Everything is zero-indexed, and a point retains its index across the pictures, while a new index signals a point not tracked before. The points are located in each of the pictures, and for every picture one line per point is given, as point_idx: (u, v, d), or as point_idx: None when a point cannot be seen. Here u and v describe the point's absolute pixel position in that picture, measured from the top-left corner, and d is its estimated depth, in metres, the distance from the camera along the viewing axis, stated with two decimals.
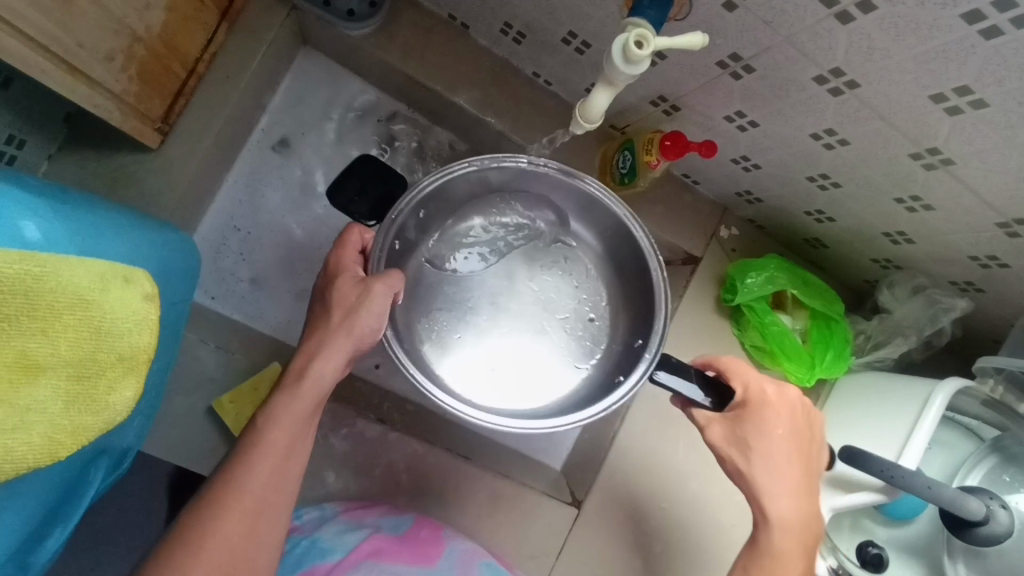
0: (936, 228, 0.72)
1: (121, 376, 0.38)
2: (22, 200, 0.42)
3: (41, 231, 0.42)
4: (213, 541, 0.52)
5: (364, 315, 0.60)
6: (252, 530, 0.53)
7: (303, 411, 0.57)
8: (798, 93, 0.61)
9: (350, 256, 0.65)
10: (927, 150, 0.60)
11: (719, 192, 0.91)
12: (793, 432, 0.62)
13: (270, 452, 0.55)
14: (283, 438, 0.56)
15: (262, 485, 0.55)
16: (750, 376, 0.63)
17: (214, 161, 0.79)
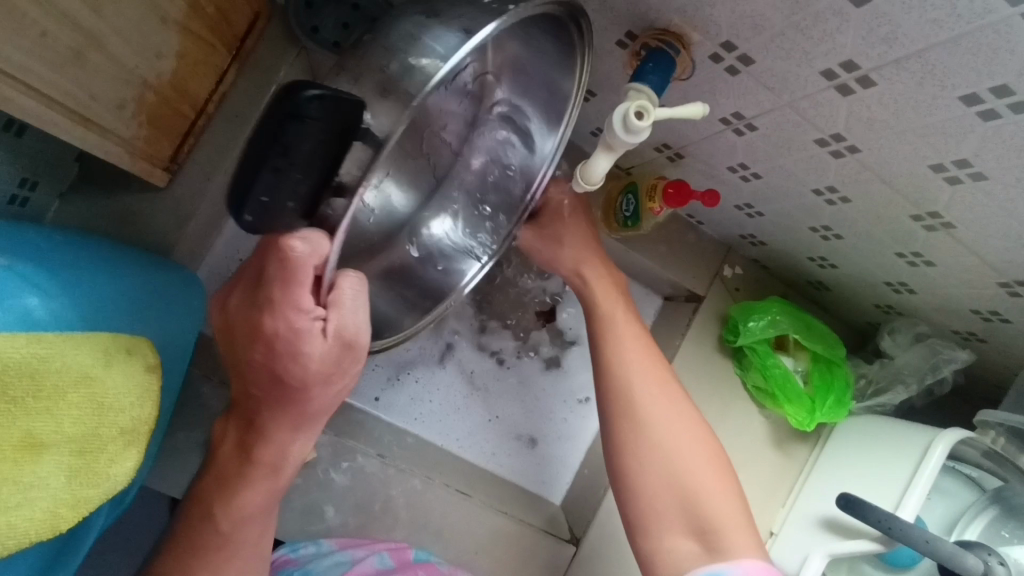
0: (938, 283, 0.72)
1: (123, 448, 0.38)
2: (32, 278, 0.47)
3: (48, 308, 0.46)
4: None
5: (340, 377, 0.53)
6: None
7: (278, 477, 0.56)
8: (800, 152, 0.61)
9: (298, 279, 0.46)
10: (928, 214, 0.60)
11: (723, 233, 0.92)
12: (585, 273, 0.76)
13: (251, 527, 0.56)
14: (259, 511, 0.56)
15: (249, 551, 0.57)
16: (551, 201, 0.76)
17: (221, 197, 0.80)
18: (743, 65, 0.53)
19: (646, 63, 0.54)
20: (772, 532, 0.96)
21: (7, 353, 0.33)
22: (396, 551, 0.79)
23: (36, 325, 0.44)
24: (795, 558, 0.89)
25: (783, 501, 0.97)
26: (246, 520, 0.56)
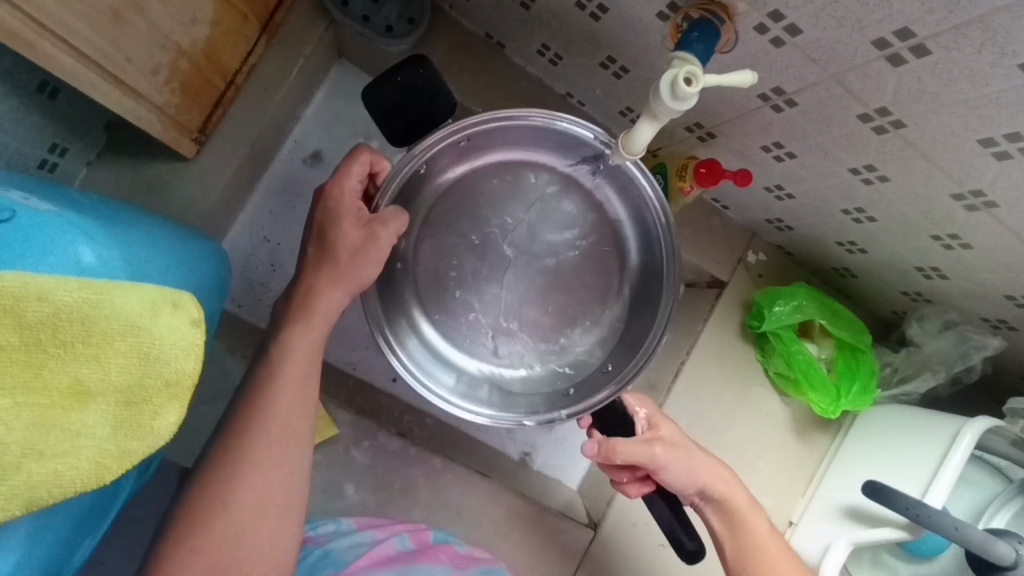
0: (973, 267, 0.71)
1: (166, 401, 0.37)
2: (78, 226, 0.45)
3: (93, 256, 0.44)
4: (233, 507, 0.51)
5: (368, 264, 0.61)
6: (271, 497, 0.53)
7: (308, 365, 0.58)
8: (840, 129, 0.60)
9: (353, 173, 0.63)
10: (970, 192, 0.59)
11: (749, 218, 0.91)
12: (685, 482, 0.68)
13: (277, 409, 0.55)
14: (289, 392, 0.56)
15: (275, 440, 0.54)
16: (635, 453, 0.66)
17: (247, 171, 0.80)
18: (788, 36, 0.53)
19: (691, 32, 0.54)
20: (793, 521, 0.95)
21: (58, 296, 0.33)
22: (417, 536, 0.77)
23: (88, 271, 0.43)
24: (817, 547, 0.88)
25: (804, 490, 0.97)
26: (269, 423, 0.54)
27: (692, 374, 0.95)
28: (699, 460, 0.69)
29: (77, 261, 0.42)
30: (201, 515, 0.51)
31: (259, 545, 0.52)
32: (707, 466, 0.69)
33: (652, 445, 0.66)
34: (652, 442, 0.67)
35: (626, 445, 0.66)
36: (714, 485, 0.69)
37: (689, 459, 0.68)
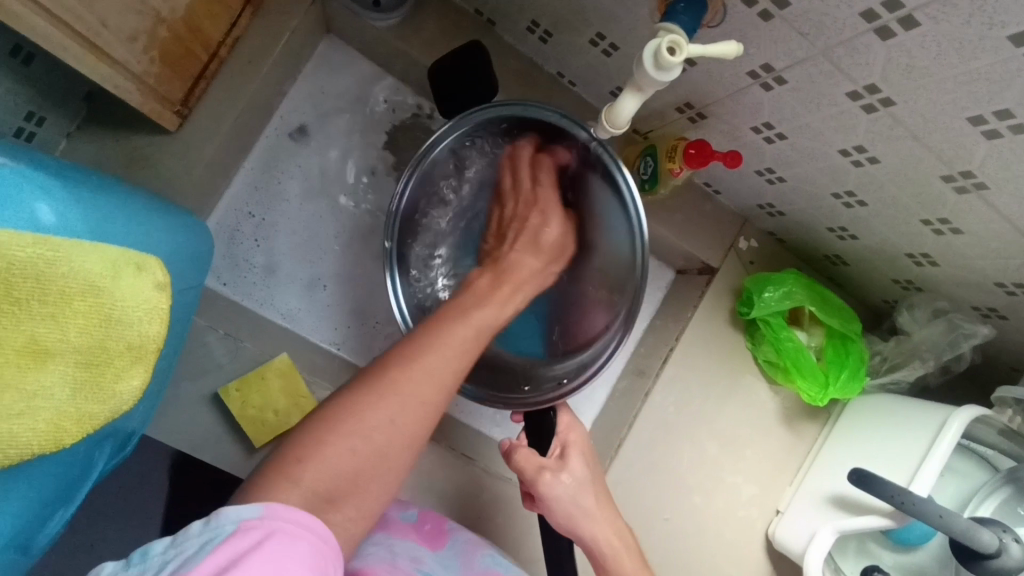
0: (963, 253, 0.70)
1: (129, 365, 0.37)
2: (41, 184, 0.46)
3: (53, 215, 0.45)
4: (358, 423, 0.49)
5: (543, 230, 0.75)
6: (395, 428, 0.50)
7: (495, 320, 0.62)
8: (830, 107, 0.60)
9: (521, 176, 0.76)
10: (960, 173, 0.58)
11: (740, 203, 0.90)
12: (566, 520, 0.65)
13: (447, 344, 0.56)
14: (456, 339, 0.56)
15: (423, 373, 0.53)
16: (525, 464, 0.65)
17: (232, 147, 0.79)
18: (776, 9, 0.52)
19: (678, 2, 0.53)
20: (779, 511, 0.96)
21: (12, 251, 0.31)
22: (424, 517, 0.74)
23: (46, 229, 0.43)
24: (801, 536, 0.88)
25: (790, 479, 0.97)
26: (437, 347, 0.55)
27: (682, 358, 0.95)
28: (586, 506, 0.65)
29: (33, 218, 0.43)
30: (327, 418, 0.49)
31: (379, 452, 0.50)
32: (589, 511, 0.65)
33: (539, 462, 0.65)
34: (543, 470, 0.65)
35: (519, 450, 0.66)
36: (589, 533, 0.64)
37: (572, 498, 0.65)
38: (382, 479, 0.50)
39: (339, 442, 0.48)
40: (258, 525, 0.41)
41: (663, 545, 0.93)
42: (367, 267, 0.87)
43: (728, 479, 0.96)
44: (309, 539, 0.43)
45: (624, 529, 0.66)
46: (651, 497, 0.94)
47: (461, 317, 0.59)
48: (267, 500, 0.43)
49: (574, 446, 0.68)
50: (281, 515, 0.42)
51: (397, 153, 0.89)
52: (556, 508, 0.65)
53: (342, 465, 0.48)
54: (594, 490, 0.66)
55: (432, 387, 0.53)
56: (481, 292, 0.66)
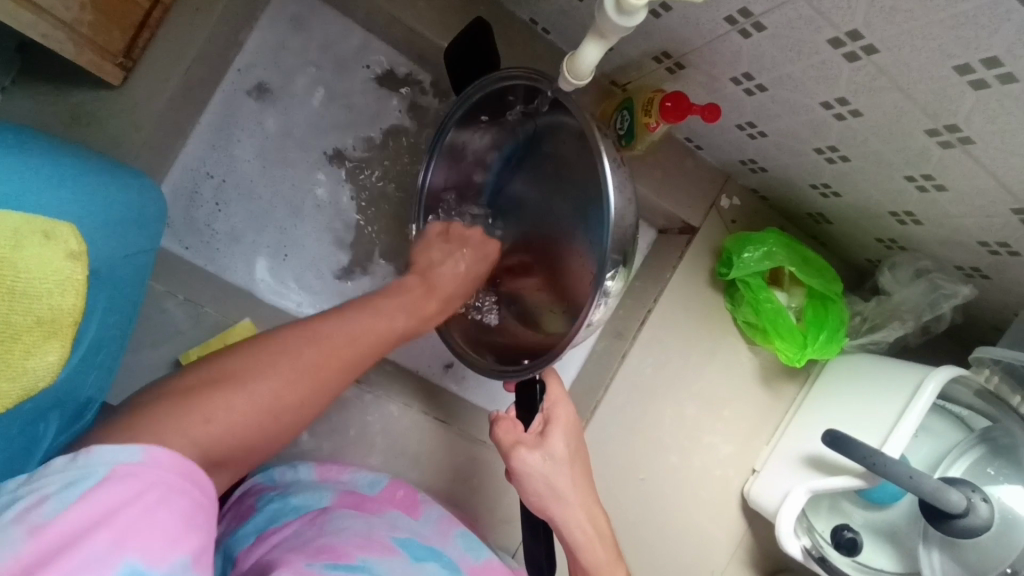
0: (947, 211, 0.68)
1: (42, 340, 0.34)
2: None
3: None
4: (206, 411, 0.45)
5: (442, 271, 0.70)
6: (256, 419, 0.48)
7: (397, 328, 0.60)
8: (811, 56, 0.56)
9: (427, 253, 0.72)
10: (945, 127, 0.55)
11: (722, 158, 0.86)
12: (539, 500, 0.64)
13: (308, 355, 0.51)
14: (322, 352, 0.52)
15: (286, 375, 0.49)
16: (505, 436, 0.65)
17: (184, 102, 0.74)
18: None
19: None
20: (755, 470, 0.96)
21: None
22: (394, 492, 0.74)
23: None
24: (775, 494, 0.89)
25: (767, 439, 0.97)
26: (308, 346, 0.52)
27: (660, 319, 0.93)
28: (562, 490, 0.65)
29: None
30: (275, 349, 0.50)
31: (251, 426, 0.48)
32: (562, 495, 0.65)
33: (517, 437, 0.65)
34: (518, 445, 0.65)
35: (499, 427, 0.66)
36: (562, 518, 0.64)
37: (546, 477, 0.65)
38: (306, 407, 0.51)
39: (262, 380, 0.48)
40: (138, 471, 0.39)
41: (639, 504, 0.94)
42: (335, 229, 0.84)
43: (705, 439, 0.96)
44: (192, 494, 0.41)
45: (598, 514, 0.66)
46: (628, 457, 0.94)
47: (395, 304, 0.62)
48: (148, 445, 0.41)
49: (557, 423, 0.66)
50: (162, 464, 0.40)
51: (363, 107, 0.84)
52: (531, 484, 0.64)
53: (220, 433, 0.46)
54: (573, 475, 0.66)
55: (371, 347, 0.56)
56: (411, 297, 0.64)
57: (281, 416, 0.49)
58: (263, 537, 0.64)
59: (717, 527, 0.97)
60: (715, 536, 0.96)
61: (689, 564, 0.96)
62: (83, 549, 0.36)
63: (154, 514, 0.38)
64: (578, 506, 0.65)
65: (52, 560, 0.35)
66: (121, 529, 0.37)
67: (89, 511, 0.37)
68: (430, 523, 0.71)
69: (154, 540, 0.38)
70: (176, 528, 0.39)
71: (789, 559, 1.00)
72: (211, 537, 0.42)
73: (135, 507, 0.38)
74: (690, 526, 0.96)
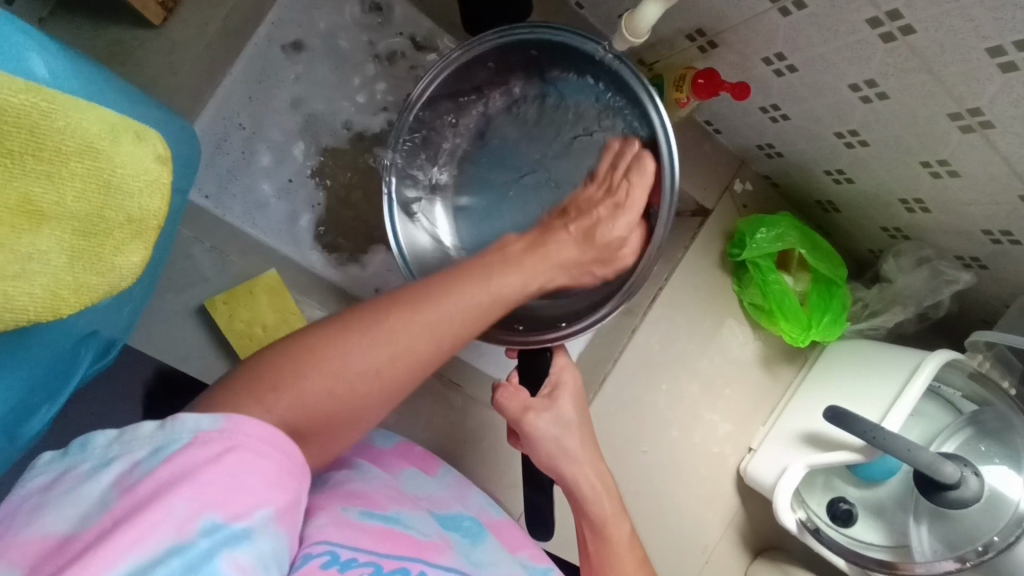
0: (956, 198, 0.71)
1: (129, 239, 0.35)
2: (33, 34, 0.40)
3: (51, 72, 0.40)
4: (333, 367, 0.47)
5: (550, 250, 0.60)
6: (382, 373, 0.48)
7: (519, 291, 0.56)
8: (848, 37, 0.59)
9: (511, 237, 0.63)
10: (968, 111, 0.59)
11: (740, 143, 0.89)
12: (548, 459, 0.65)
13: (424, 330, 0.49)
14: (427, 330, 0.49)
15: (376, 369, 0.48)
16: (516, 403, 0.65)
17: (221, 49, 0.74)
18: None
19: None
20: (752, 448, 0.99)
21: (4, 96, 0.28)
22: (411, 455, 0.74)
23: (46, 82, 0.39)
24: (772, 470, 0.92)
25: (765, 420, 1.00)
26: (407, 325, 0.49)
27: (670, 297, 0.96)
28: (570, 449, 0.65)
29: (25, 66, 0.38)
30: (418, 298, 0.50)
31: (325, 398, 0.47)
32: (570, 454, 0.65)
33: (525, 401, 0.65)
34: (527, 409, 0.65)
35: (502, 400, 0.66)
36: (572, 476, 0.65)
37: (555, 439, 0.65)
38: (405, 382, 0.50)
39: (361, 342, 0.48)
40: (219, 438, 0.41)
41: (640, 476, 0.97)
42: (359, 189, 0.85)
43: (705, 416, 0.99)
44: (277, 457, 0.43)
45: (603, 469, 0.67)
46: (632, 430, 0.96)
47: (534, 259, 0.59)
48: (230, 414, 0.42)
49: (565, 388, 0.67)
50: (243, 430, 0.41)
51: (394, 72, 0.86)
52: (539, 444, 0.65)
53: (316, 404, 0.46)
54: (584, 430, 0.67)
55: (463, 319, 0.51)
56: (511, 253, 0.59)
57: (373, 392, 0.48)
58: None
59: (712, 503, 1.00)
60: (708, 512, 0.99)
61: (684, 537, 0.99)
62: (167, 506, 0.37)
63: (236, 471, 0.40)
64: (592, 461, 0.67)
65: (138, 514, 0.36)
66: (200, 485, 0.38)
67: (171, 472, 0.38)
68: (445, 482, 0.73)
69: (234, 496, 0.39)
70: (258, 486, 0.40)
71: (780, 536, 1.03)
72: (294, 498, 0.43)
73: (219, 468, 0.39)
74: (688, 500, 0.99)
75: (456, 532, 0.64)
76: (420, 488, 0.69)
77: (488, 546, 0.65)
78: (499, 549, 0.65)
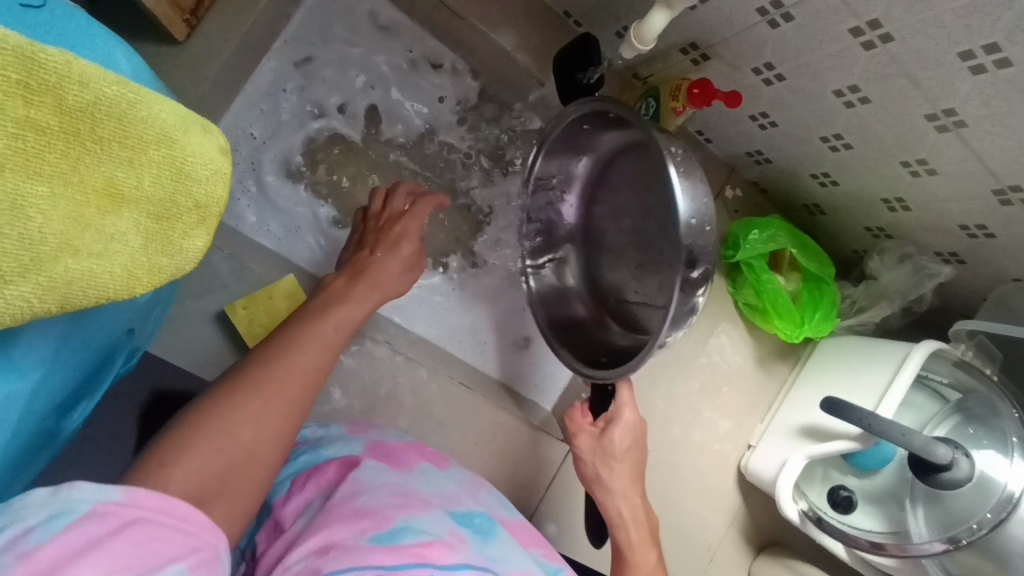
0: (935, 195, 0.77)
1: (194, 224, 0.38)
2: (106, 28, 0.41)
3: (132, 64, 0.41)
4: (220, 434, 0.49)
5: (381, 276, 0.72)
6: (264, 419, 0.51)
7: (359, 316, 0.66)
8: (831, 45, 0.64)
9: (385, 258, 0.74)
10: (943, 112, 0.64)
11: (730, 151, 0.94)
12: (595, 488, 0.75)
13: (292, 368, 0.55)
14: (308, 360, 0.57)
15: (260, 410, 0.52)
16: (577, 430, 0.76)
17: (239, 65, 0.77)
18: None
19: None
20: (751, 445, 1.02)
21: (98, 87, 0.31)
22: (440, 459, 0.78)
23: (129, 75, 0.40)
24: (773, 464, 0.95)
25: (762, 417, 1.03)
26: (283, 363, 0.55)
27: None
28: (596, 475, 0.74)
29: (112, 59, 0.39)
30: (252, 361, 0.55)
31: (215, 462, 0.48)
32: (609, 487, 0.74)
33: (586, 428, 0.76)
34: (580, 435, 0.75)
35: (569, 426, 0.77)
36: (603, 499, 0.74)
37: (597, 470, 0.75)
38: (295, 418, 0.54)
39: (247, 401, 0.51)
40: (116, 511, 0.39)
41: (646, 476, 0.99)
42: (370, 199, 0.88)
43: (706, 415, 1.02)
44: (175, 523, 0.42)
45: (639, 506, 0.74)
46: None
47: (359, 288, 0.69)
48: (124, 487, 0.41)
49: (620, 421, 0.73)
50: (142, 502, 0.41)
51: (402, 89, 0.90)
52: (586, 472, 0.75)
53: (212, 465, 0.47)
54: (628, 467, 0.74)
55: (323, 354, 0.58)
56: (334, 293, 0.68)
57: (265, 447, 0.51)
58: (298, 486, 0.66)
59: (715, 501, 1.02)
60: (712, 511, 1.02)
61: (690, 535, 1.01)
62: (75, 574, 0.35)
63: (142, 538, 0.39)
64: (628, 497, 0.74)
65: None
66: (110, 552, 0.36)
67: (73, 545, 0.36)
68: (456, 476, 0.73)
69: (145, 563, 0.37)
70: (163, 550, 0.39)
71: (782, 532, 1.06)
72: (207, 553, 0.42)
73: (119, 538, 0.38)
74: (692, 498, 1.01)
75: (468, 528, 0.65)
76: (432, 483, 0.69)
77: (501, 540, 0.66)
78: (511, 542, 0.67)
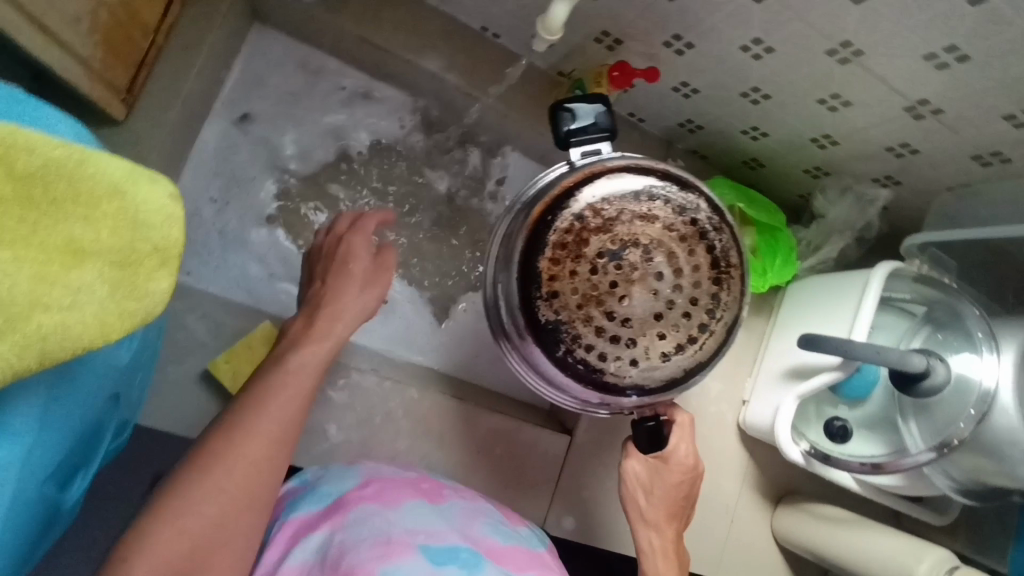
0: (857, 125, 0.81)
1: (157, 268, 0.38)
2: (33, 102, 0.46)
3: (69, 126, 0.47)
4: (169, 523, 0.47)
5: (342, 323, 0.61)
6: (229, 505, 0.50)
7: (325, 359, 0.59)
8: (728, 6, 0.69)
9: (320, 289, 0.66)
10: (841, 45, 0.69)
11: (663, 125, 0.99)
12: (635, 515, 0.82)
13: (247, 444, 0.51)
14: (265, 434, 0.52)
15: (221, 503, 0.49)
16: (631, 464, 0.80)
17: (180, 134, 0.80)
18: None
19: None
20: (745, 400, 1.05)
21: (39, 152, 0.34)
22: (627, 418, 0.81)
23: (70, 137, 0.46)
24: (767, 412, 0.97)
25: (750, 371, 1.06)
26: (235, 437, 0.51)
27: None
28: (639, 505, 0.82)
29: (52, 124, 0.45)
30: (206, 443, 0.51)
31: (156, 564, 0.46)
32: (648, 519, 0.82)
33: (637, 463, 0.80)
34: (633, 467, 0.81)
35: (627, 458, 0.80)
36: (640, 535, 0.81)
37: (638, 503, 0.82)
38: (254, 513, 0.51)
39: (196, 491, 0.49)
40: None
41: None
42: None
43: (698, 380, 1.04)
44: None
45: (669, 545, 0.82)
46: None
47: (319, 326, 0.61)
48: None
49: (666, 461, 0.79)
50: None
51: (342, 129, 0.93)
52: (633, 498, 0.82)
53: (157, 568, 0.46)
54: (668, 500, 0.82)
55: (290, 412, 0.54)
56: (295, 335, 0.61)
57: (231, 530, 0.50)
58: (286, 531, 0.64)
59: (726, 461, 1.04)
60: (723, 471, 1.04)
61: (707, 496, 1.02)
62: None
63: None
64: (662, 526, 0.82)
65: None
66: None
67: None
68: (454, 511, 0.69)
69: None
70: None
71: (793, 476, 1.08)
72: None
73: None
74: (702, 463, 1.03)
75: (453, 564, 0.60)
76: (421, 521, 0.64)
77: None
78: None
